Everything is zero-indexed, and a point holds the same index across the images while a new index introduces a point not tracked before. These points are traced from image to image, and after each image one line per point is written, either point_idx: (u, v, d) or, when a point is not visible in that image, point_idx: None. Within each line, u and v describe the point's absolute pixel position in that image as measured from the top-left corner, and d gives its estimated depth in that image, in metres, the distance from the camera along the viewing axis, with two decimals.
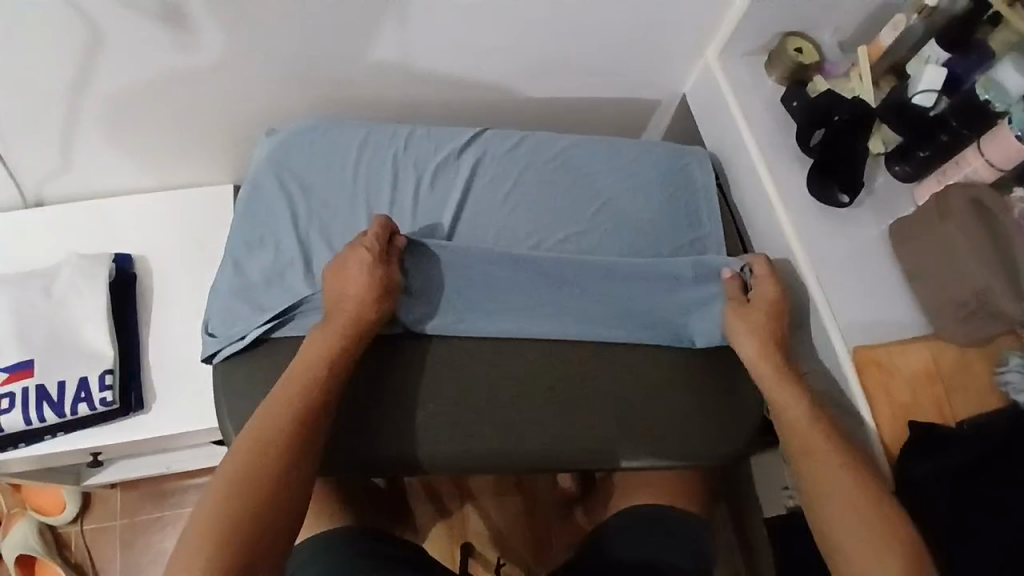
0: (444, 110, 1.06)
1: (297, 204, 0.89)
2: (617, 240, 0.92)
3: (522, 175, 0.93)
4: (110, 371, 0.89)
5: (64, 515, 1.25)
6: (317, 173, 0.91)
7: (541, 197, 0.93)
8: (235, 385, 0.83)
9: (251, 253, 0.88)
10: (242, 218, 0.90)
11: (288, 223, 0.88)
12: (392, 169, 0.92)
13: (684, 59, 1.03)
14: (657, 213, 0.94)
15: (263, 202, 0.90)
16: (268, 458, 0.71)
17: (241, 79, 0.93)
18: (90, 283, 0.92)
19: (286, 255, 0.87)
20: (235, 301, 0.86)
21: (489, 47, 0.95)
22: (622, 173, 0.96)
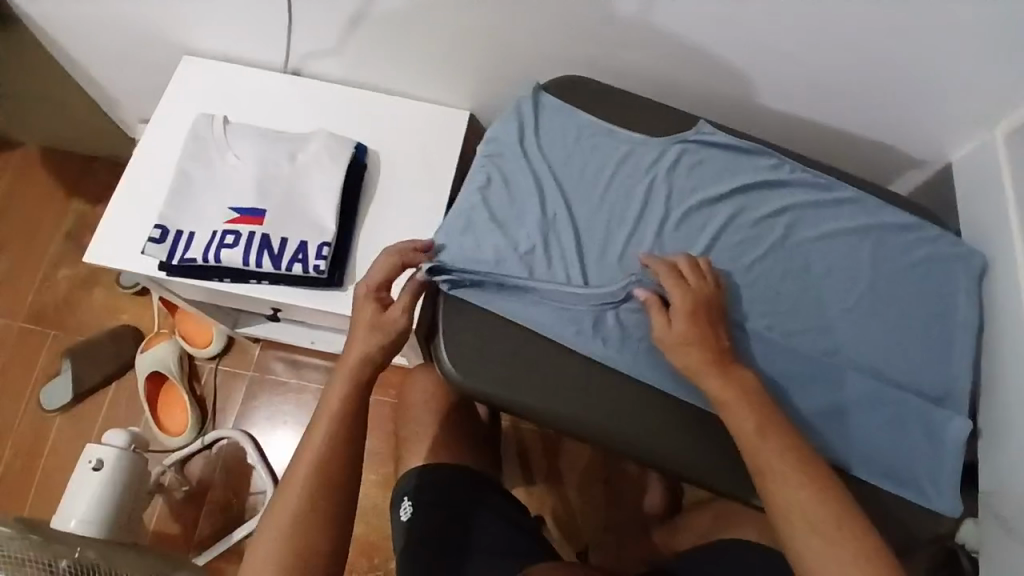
0: (698, 105, 1.03)
1: (544, 200, 0.85)
2: (856, 349, 0.83)
3: (775, 246, 0.84)
4: (328, 245, 0.94)
5: (206, 349, 1.35)
6: (571, 171, 0.86)
7: (787, 276, 0.83)
8: (456, 327, 0.80)
9: (489, 231, 0.84)
10: (489, 191, 0.86)
11: (532, 216, 0.84)
12: (642, 197, 0.85)
13: (968, 125, 0.95)
14: (906, 333, 0.84)
15: (514, 183, 0.86)
16: (340, 445, 0.76)
17: (527, 15, 0.93)
18: (333, 162, 0.98)
19: (516, 245, 0.83)
20: (461, 271, 0.81)
21: (777, 56, 0.91)
22: (885, 276, 0.85)
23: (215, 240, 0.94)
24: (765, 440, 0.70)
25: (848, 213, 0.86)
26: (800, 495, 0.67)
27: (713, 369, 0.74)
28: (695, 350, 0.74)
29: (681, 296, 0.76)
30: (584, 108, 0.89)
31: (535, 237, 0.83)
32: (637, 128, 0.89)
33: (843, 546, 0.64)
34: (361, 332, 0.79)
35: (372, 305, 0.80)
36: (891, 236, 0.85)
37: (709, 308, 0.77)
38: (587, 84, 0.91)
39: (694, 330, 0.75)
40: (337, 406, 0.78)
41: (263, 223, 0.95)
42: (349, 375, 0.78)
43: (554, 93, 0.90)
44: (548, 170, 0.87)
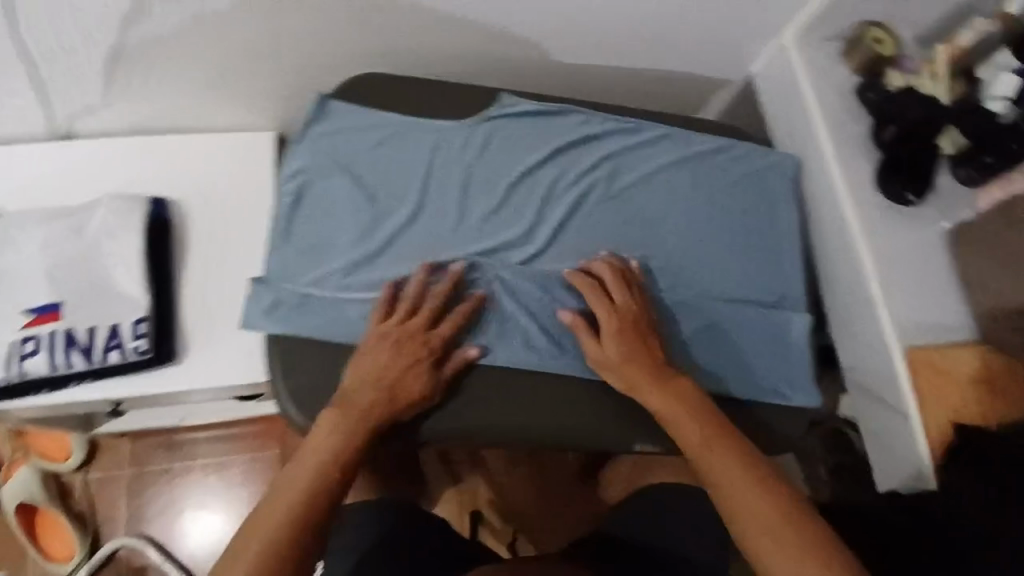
0: (504, 75, 1.00)
1: (358, 208, 0.76)
2: (700, 276, 0.85)
3: (600, 200, 0.84)
4: (144, 320, 0.85)
5: (69, 462, 1.21)
6: (380, 169, 0.78)
7: (617, 225, 0.84)
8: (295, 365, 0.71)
9: (309, 255, 0.73)
10: (296, 212, 0.75)
11: (349, 228, 0.75)
12: (462, 181, 0.80)
13: (757, 38, 0.98)
14: (740, 249, 0.87)
15: (322, 195, 0.76)
16: (327, 497, 0.66)
17: (297, 20, 0.85)
18: (123, 225, 0.87)
19: (340, 265, 0.74)
20: (288, 307, 0.71)
21: (564, 9, 0.89)
22: (711, 200, 0.87)
23: (14, 352, 0.82)
24: (683, 412, 0.73)
25: (664, 148, 0.87)
26: (746, 496, 0.66)
27: (648, 384, 0.74)
28: (633, 367, 0.75)
29: (608, 318, 0.76)
30: (381, 102, 0.82)
31: (362, 248, 0.75)
32: (446, 113, 0.83)
33: (761, 493, 0.66)
34: (399, 366, 0.71)
35: (392, 328, 0.72)
36: (707, 161, 0.88)
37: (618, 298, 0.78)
38: (379, 79, 0.83)
39: (626, 346, 0.75)
40: (331, 451, 0.67)
41: (63, 317, 0.84)
42: (345, 411, 0.68)
43: (345, 95, 0.81)
44: (356, 174, 0.78)
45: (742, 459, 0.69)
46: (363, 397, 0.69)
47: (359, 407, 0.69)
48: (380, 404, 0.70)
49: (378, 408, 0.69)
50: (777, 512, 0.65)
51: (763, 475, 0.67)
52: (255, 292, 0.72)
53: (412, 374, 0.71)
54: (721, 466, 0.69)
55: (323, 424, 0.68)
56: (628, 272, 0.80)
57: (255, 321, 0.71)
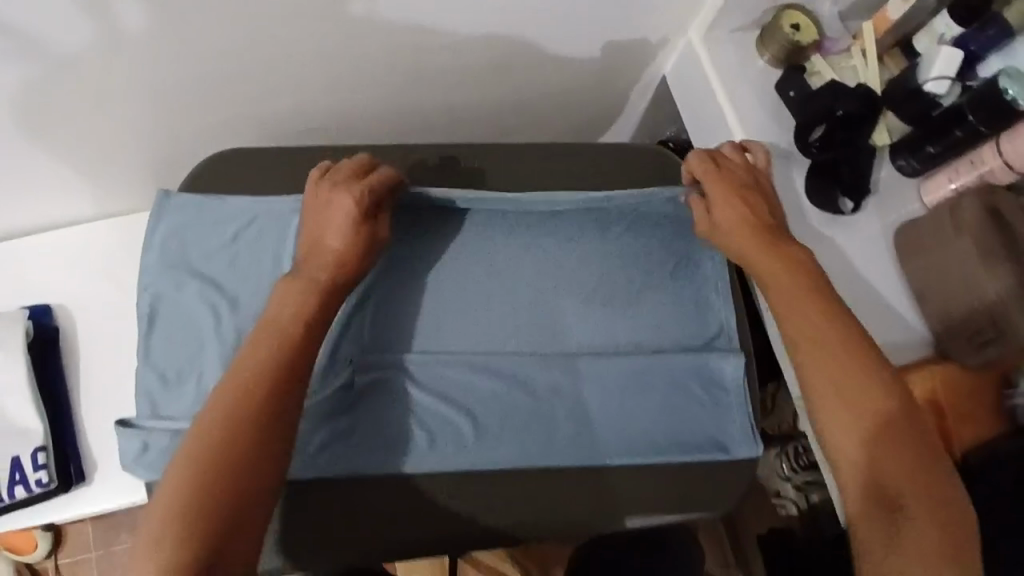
0: (393, 120, 0.92)
1: (225, 321, 0.70)
2: (614, 326, 0.77)
3: (497, 258, 0.77)
4: (43, 449, 0.81)
5: (35, 553, 1.21)
6: (244, 272, 0.72)
7: (518, 284, 0.76)
8: None
9: (170, 387, 0.68)
10: (153, 340, 0.70)
11: (216, 349, 0.69)
12: None
13: (663, 37, 0.88)
14: (658, 290, 0.79)
15: (177, 314, 0.71)
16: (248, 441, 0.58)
17: (138, 104, 0.77)
18: (6, 350, 0.83)
19: (210, 391, 0.68)
20: (159, 452, 0.66)
21: (437, 47, 0.80)
22: (619, 237, 0.80)
23: None
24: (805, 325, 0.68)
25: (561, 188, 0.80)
26: (820, 359, 0.66)
27: (760, 250, 0.71)
28: (740, 233, 0.72)
29: (720, 188, 0.74)
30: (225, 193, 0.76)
31: (227, 365, 0.69)
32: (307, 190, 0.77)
33: (839, 348, 0.66)
34: (325, 221, 0.68)
35: (310, 207, 0.69)
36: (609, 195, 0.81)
37: (749, 193, 0.73)
38: (222, 156, 0.78)
39: (734, 211, 0.73)
40: (244, 389, 0.60)
41: None
42: (294, 282, 0.66)
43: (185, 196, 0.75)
44: (211, 282, 0.72)
45: (828, 319, 0.67)
46: (301, 273, 0.66)
47: (296, 283, 0.66)
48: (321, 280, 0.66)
49: (319, 287, 0.66)
50: (848, 376, 0.65)
51: (838, 334, 0.67)
52: (122, 440, 0.66)
53: (337, 217, 0.68)
54: (802, 327, 0.68)
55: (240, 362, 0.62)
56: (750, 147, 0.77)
57: (131, 467, 0.66)
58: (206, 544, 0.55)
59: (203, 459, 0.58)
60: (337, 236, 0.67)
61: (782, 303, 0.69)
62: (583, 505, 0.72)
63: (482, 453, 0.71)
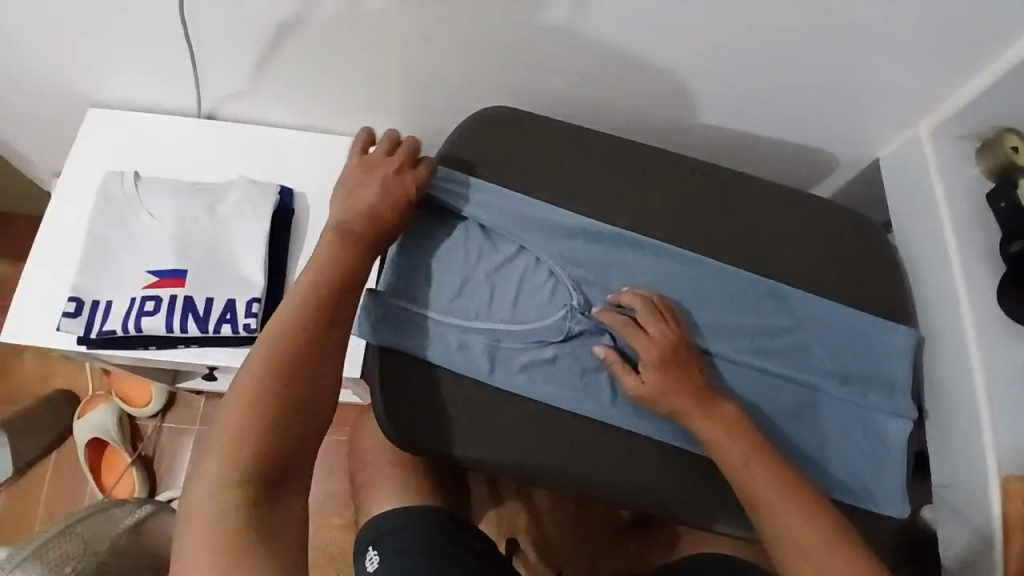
0: (630, 125, 1.03)
1: (473, 244, 0.84)
2: (788, 356, 0.85)
3: (707, 265, 0.86)
4: (258, 300, 0.90)
5: (146, 409, 1.30)
6: (497, 209, 0.85)
7: (719, 294, 0.86)
8: (398, 379, 0.80)
9: (413, 276, 0.82)
10: (410, 232, 0.84)
11: (460, 262, 0.83)
12: (577, 230, 0.86)
13: (891, 124, 0.98)
14: (838, 341, 0.86)
15: (435, 222, 0.85)
16: (302, 365, 0.69)
17: (440, 45, 0.89)
18: (256, 210, 0.93)
19: (445, 293, 0.82)
20: (391, 324, 0.80)
21: (703, 70, 0.91)
22: (815, 283, 0.89)
23: (137, 307, 0.88)
24: (743, 453, 0.74)
25: (775, 223, 0.90)
26: (784, 511, 0.71)
27: (693, 411, 0.77)
28: (674, 396, 0.77)
29: (648, 348, 0.79)
30: (492, 143, 0.88)
31: (466, 274, 0.83)
32: (566, 157, 0.89)
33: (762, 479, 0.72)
34: (378, 189, 0.79)
35: (354, 175, 0.80)
36: (816, 244, 0.91)
37: (678, 354, 0.79)
38: (500, 113, 0.89)
39: (668, 378, 0.78)
40: (270, 375, 0.67)
41: (186, 284, 0.90)
42: (341, 235, 0.76)
43: (461, 135, 0.88)
44: (474, 205, 0.85)
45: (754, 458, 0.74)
46: (354, 227, 0.77)
47: (347, 238, 0.76)
48: (363, 233, 0.77)
49: (357, 234, 0.77)
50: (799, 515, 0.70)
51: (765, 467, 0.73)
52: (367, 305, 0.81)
53: (386, 184, 0.79)
54: (748, 482, 0.73)
55: (260, 356, 0.68)
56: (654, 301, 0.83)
57: (362, 330, 0.81)
58: (257, 524, 0.62)
59: (252, 454, 0.64)
60: (376, 201, 0.78)
61: (727, 455, 0.74)
62: (698, 501, 0.81)
63: (649, 423, 0.81)
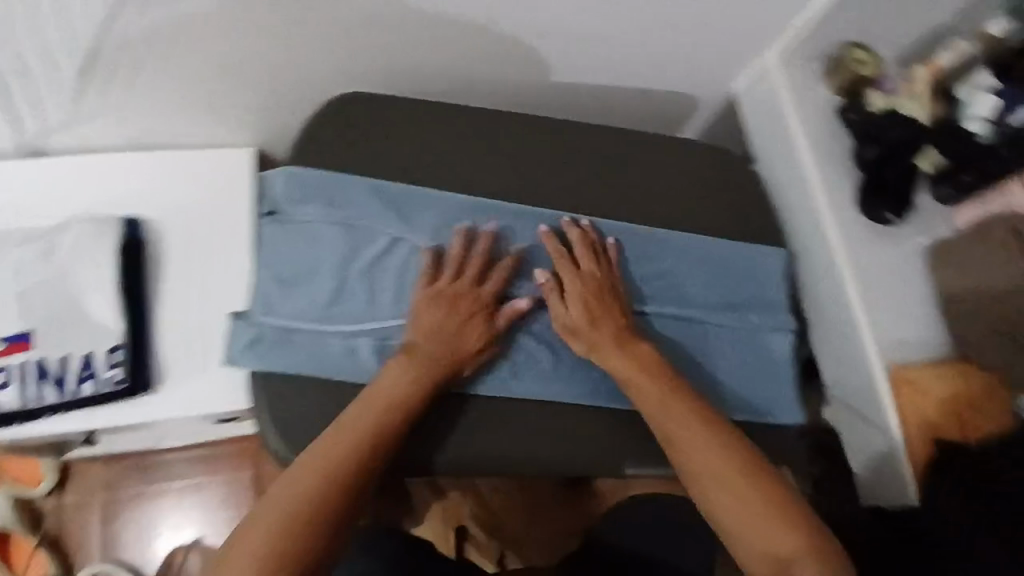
0: (488, 93, 1.00)
1: (340, 242, 0.78)
2: (674, 295, 0.86)
3: (583, 219, 0.85)
4: (119, 347, 0.83)
5: (41, 488, 1.17)
6: (358, 201, 0.79)
7: (600, 246, 0.85)
8: (281, 400, 0.73)
9: (283, 289, 0.77)
10: (273, 244, 0.79)
11: (330, 264, 0.78)
12: (443, 208, 0.81)
13: (741, 55, 0.99)
14: (720, 270, 0.89)
15: (295, 227, 0.79)
16: (318, 482, 0.66)
17: (268, 36, 0.82)
18: (98, 250, 0.84)
19: (319, 300, 0.77)
20: (266, 344, 0.74)
21: (552, 27, 0.89)
22: (689, 219, 0.91)
23: None
24: (688, 421, 0.73)
25: (642, 167, 0.91)
26: (720, 472, 0.70)
27: (614, 349, 0.78)
28: (604, 325, 0.78)
29: (573, 281, 0.79)
30: (341, 135, 0.82)
31: (339, 278, 0.77)
32: (420, 135, 0.84)
33: (714, 450, 0.71)
34: (442, 318, 0.75)
35: (440, 292, 0.76)
36: (683, 182, 0.92)
37: (603, 296, 0.80)
38: (343, 100, 0.82)
39: (592, 312, 0.79)
40: (285, 533, 0.63)
41: (33, 347, 0.82)
42: (412, 364, 0.73)
43: (307, 133, 0.81)
44: (335, 203, 0.79)
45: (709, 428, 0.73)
46: (423, 356, 0.74)
47: (418, 368, 0.73)
48: (432, 363, 0.74)
49: (427, 365, 0.74)
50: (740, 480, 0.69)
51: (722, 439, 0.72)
52: (238, 330, 0.76)
53: (466, 329, 0.76)
54: (688, 442, 0.72)
55: (267, 517, 0.63)
56: (589, 235, 0.83)
57: (237, 358, 0.74)
58: None
59: None
60: (462, 325, 0.76)
61: (672, 418, 0.74)
62: (613, 452, 0.81)
63: (554, 388, 0.80)
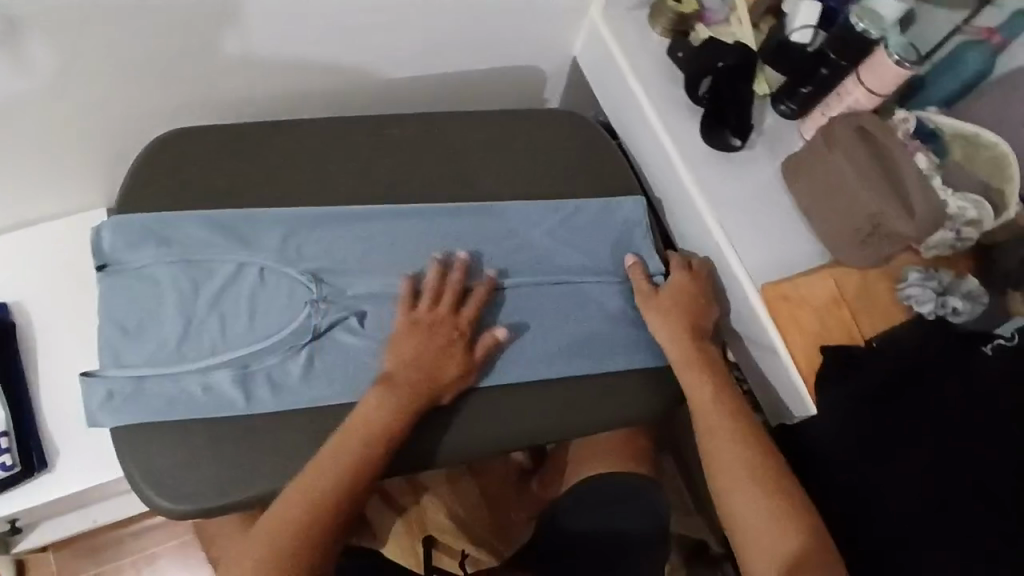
0: (332, 108, 1.02)
1: (183, 282, 0.80)
2: (527, 264, 0.89)
3: (419, 210, 0.87)
4: (4, 434, 0.83)
5: None
6: (195, 239, 0.81)
7: (444, 233, 0.87)
8: (148, 445, 0.75)
9: (132, 338, 0.78)
10: (110, 297, 0.79)
11: (174, 304, 0.79)
12: (280, 227, 0.83)
13: (568, 18, 1.01)
14: (568, 231, 0.91)
15: (135, 276, 0.80)
16: (312, 503, 0.71)
17: (88, 97, 0.84)
18: None
19: (171, 341, 0.78)
20: (124, 397, 0.76)
21: (367, 30, 0.91)
22: (534, 187, 0.93)
23: None
24: (725, 436, 0.80)
25: (477, 146, 0.92)
26: (744, 489, 0.76)
27: (688, 343, 0.86)
28: (681, 320, 0.87)
29: (682, 283, 0.89)
30: (167, 178, 0.83)
31: (187, 316, 0.79)
32: (248, 160, 0.85)
33: (754, 467, 0.77)
34: (430, 347, 0.79)
35: (440, 325, 0.80)
36: (520, 151, 0.94)
37: (695, 305, 0.88)
38: (163, 143, 0.84)
39: (678, 312, 0.87)
40: (277, 546, 0.69)
41: None
42: (392, 389, 0.76)
43: (133, 181, 0.83)
44: (170, 243, 0.81)
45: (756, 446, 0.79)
46: (401, 383, 0.76)
47: (395, 398, 0.76)
48: (413, 392, 0.76)
49: (406, 396, 0.76)
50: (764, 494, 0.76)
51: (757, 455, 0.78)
52: (92, 387, 0.76)
53: (443, 357, 0.79)
54: (717, 455, 0.79)
55: (266, 530, 0.70)
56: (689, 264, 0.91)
57: (96, 415, 0.75)
58: None
59: None
60: (448, 351, 0.79)
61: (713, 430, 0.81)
62: (483, 427, 0.82)
63: None
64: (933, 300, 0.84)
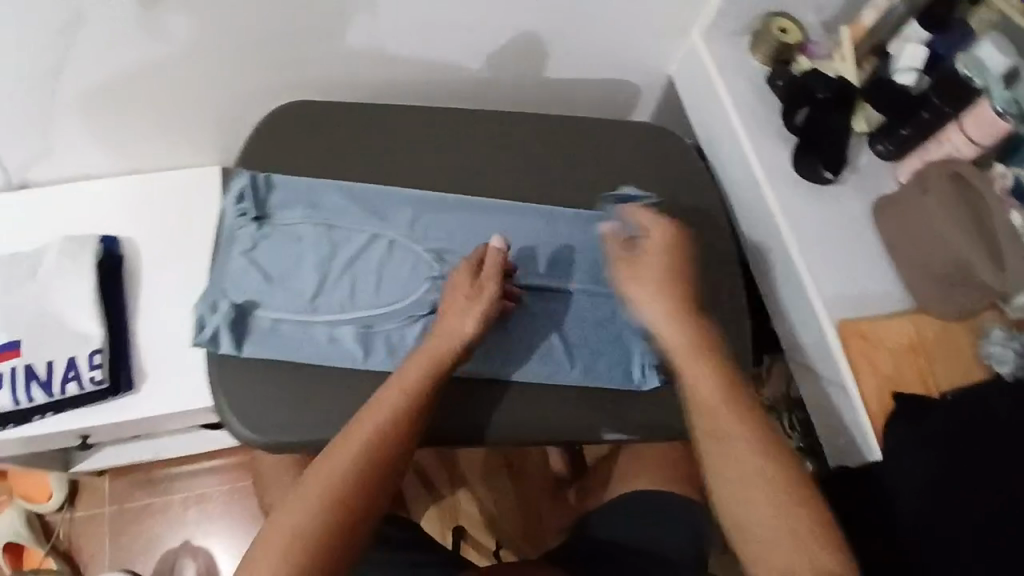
0: (435, 97, 1.07)
1: (323, 242, 0.84)
2: None
3: (530, 209, 0.91)
4: (98, 351, 0.89)
5: (51, 503, 1.24)
6: (338, 207, 0.85)
7: (553, 233, 0.90)
8: (236, 381, 0.78)
9: (272, 284, 0.82)
10: (257, 245, 0.83)
11: (313, 262, 0.83)
12: (412, 207, 0.87)
13: (671, 38, 1.03)
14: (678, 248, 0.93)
15: (282, 229, 0.84)
16: (354, 459, 0.67)
17: (218, 59, 0.91)
18: (75, 266, 0.92)
19: (303, 294, 0.82)
20: (257, 334, 0.79)
21: (479, 27, 0.95)
22: (648, 201, 0.95)
23: None
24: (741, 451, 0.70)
25: (579, 150, 0.95)
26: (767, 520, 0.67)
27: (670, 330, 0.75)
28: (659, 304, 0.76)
29: (652, 257, 0.78)
30: (286, 142, 0.88)
31: (322, 272, 0.82)
32: (366, 134, 0.90)
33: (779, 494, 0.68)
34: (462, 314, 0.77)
35: (460, 295, 0.78)
36: (627, 161, 0.96)
37: (678, 289, 0.77)
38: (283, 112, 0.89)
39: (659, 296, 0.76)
40: (320, 503, 0.65)
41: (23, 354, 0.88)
42: (430, 352, 0.74)
43: (256, 139, 0.88)
44: (317, 205, 0.85)
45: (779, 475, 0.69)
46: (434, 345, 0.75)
47: (428, 361, 0.74)
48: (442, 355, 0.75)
49: (442, 358, 0.75)
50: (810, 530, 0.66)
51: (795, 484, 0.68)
52: (222, 317, 0.79)
53: (458, 322, 0.76)
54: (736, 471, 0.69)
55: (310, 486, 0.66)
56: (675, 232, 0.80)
57: (222, 345, 0.78)
58: None
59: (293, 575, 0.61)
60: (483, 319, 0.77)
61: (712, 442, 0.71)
62: (546, 418, 0.84)
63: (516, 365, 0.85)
64: (1014, 361, 0.81)
